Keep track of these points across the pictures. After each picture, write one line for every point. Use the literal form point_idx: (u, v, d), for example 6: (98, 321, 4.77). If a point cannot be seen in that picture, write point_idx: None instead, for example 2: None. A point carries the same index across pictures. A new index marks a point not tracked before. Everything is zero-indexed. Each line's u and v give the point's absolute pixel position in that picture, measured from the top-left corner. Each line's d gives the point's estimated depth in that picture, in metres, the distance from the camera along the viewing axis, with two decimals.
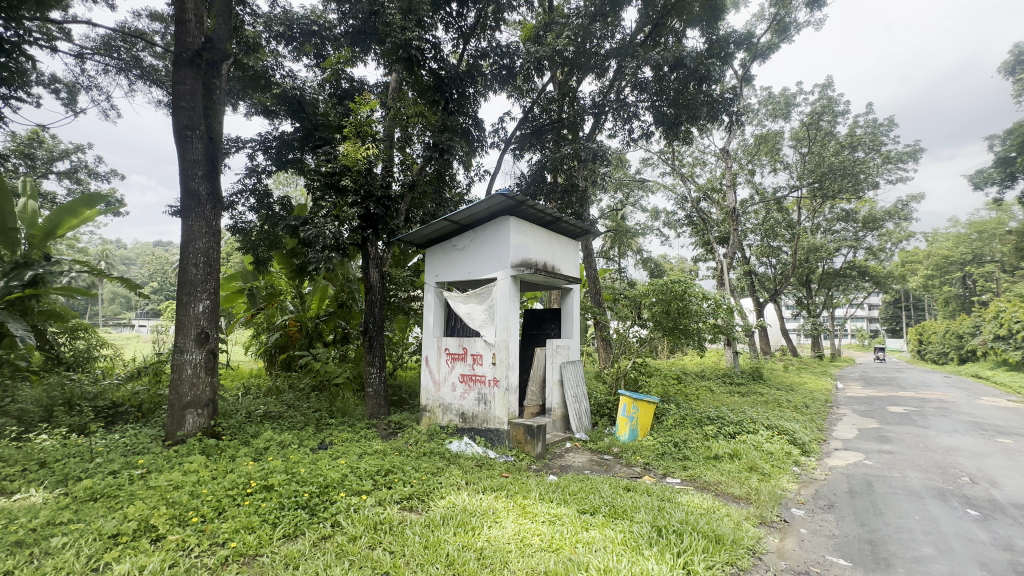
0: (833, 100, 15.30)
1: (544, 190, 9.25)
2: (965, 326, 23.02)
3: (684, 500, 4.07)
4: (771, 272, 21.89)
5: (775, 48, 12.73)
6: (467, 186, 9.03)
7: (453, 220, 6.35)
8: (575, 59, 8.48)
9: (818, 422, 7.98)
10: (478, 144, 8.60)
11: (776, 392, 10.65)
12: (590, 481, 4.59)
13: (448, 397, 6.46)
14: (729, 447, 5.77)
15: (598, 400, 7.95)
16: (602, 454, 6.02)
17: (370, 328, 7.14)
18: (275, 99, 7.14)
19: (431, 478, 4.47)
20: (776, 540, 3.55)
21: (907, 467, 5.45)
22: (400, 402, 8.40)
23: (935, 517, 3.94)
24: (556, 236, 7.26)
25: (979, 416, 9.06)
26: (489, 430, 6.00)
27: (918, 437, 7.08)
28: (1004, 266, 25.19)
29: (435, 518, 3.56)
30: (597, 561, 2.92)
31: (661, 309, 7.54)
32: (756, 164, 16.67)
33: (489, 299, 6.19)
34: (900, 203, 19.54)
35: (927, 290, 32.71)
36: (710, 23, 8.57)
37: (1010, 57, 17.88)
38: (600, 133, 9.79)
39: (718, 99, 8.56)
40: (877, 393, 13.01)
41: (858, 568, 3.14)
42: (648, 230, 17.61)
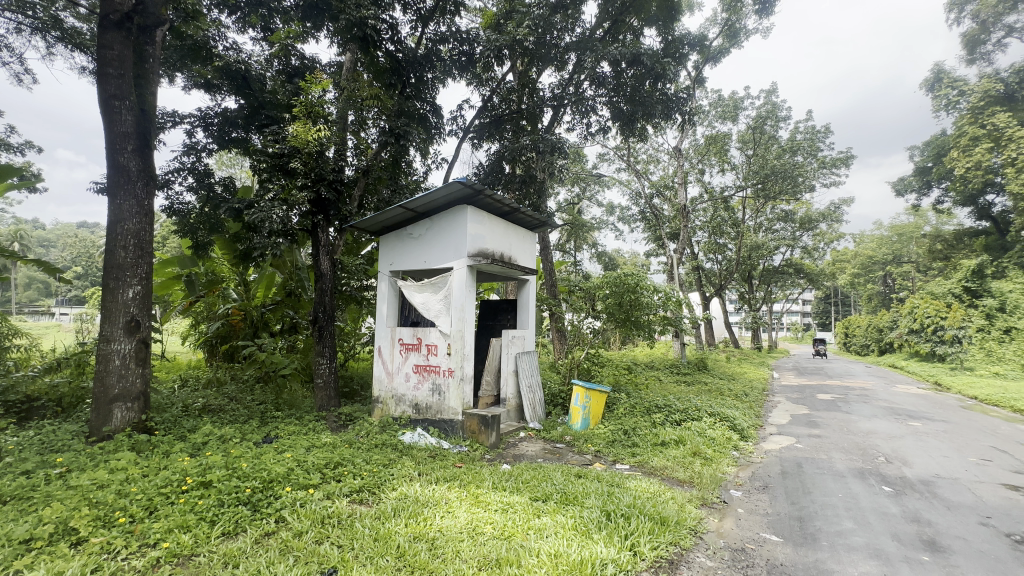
0: (777, 106, 16.16)
1: (502, 180, 9.20)
2: (884, 321, 25.22)
3: (632, 485, 4.22)
4: (717, 268, 22.99)
5: (726, 53, 13.25)
6: (423, 174, 8.92)
7: (409, 208, 6.18)
8: (535, 50, 8.50)
9: (755, 409, 8.52)
10: (436, 132, 8.47)
11: (719, 381, 11.25)
12: (543, 468, 4.67)
13: (401, 387, 6.36)
14: (674, 434, 6.03)
15: (552, 390, 8.09)
16: (555, 442, 6.13)
17: (320, 317, 6.87)
18: (216, 72, 6.67)
19: (383, 470, 4.39)
20: (715, 520, 3.75)
21: (833, 449, 5.91)
22: (352, 394, 8.19)
23: (855, 494, 4.29)
24: (513, 226, 7.25)
25: (894, 402, 9.98)
26: (443, 420, 5.96)
27: (842, 421, 7.71)
28: (919, 266, 27.71)
29: (386, 510, 3.50)
30: (548, 546, 2.97)
31: (614, 300, 7.72)
32: (705, 163, 17.36)
33: (445, 289, 6.11)
34: (833, 206, 20.93)
35: (854, 287, 35.43)
36: (666, 23, 8.80)
37: (930, 75, 19.55)
38: (559, 126, 9.83)
39: (673, 98, 8.82)
40: (808, 381, 14.02)
41: (787, 543, 3.37)
42: (603, 225, 17.93)
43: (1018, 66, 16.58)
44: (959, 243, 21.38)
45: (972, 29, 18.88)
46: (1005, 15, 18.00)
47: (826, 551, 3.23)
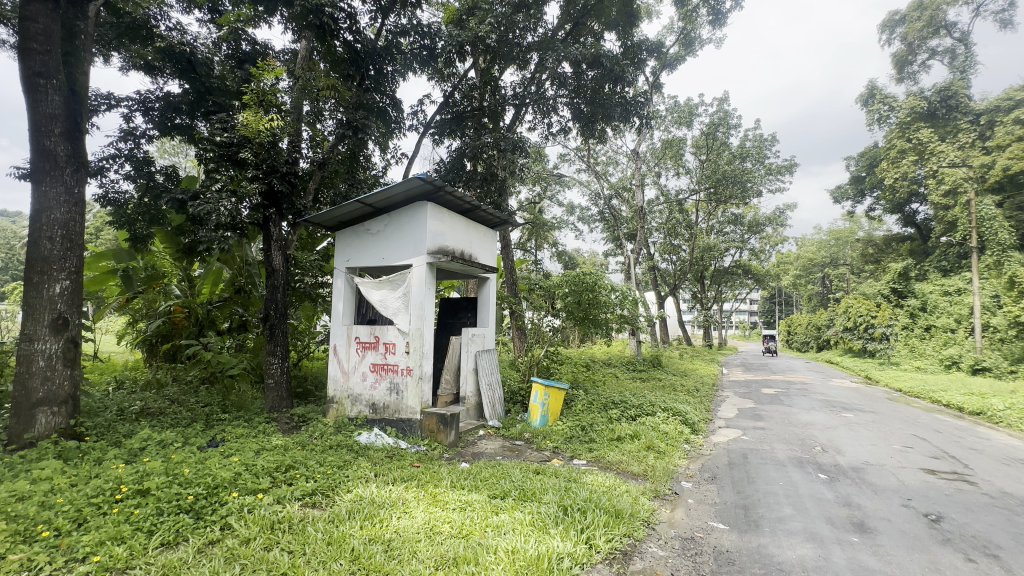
0: (728, 113, 16.89)
1: (463, 177, 9.13)
2: (822, 319, 26.96)
3: (589, 480, 4.30)
4: (672, 268, 23.82)
5: (682, 60, 13.72)
6: (383, 169, 8.75)
7: (366, 203, 6.02)
8: (497, 48, 8.49)
9: (706, 404, 8.90)
10: (395, 126, 8.32)
11: (673, 378, 11.69)
12: (502, 466, 4.68)
13: (358, 387, 6.20)
14: (630, 429, 6.19)
15: (512, 388, 8.13)
16: (514, 439, 6.17)
17: (272, 315, 6.58)
18: (158, 53, 6.25)
19: (337, 472, 4.27)
20: (667, 511, 3.89)
21: (775, 440, 6.26)
22: (306, 394, 7.91)
23: (794, 482, 4.57)
24: (473, 224, 7.21)
25: (830, 395, 10.70)
26: (400, 420, 5.86)
27: (784, 414, 8.19)
28: (853, 269, 29.80)
29: (340, 513, 3.41)
30: (506, 543, 2.98)
31: (573, 299, 7.84)
32: (662, 166, 17.92)
33: (404, 287, 6.00)
34: (778, 211, 22.08)
35: (796, 288, 37.65)
36: (626, 28, 9.02)
37: (864, 91, 21.03)
38: (520, 125, 9.85)
39: (631, 101, 9.05)
40: (754, 377, 14.81)
41: (733, 530, 3.54)
42: (564, 224, 18.12)
43: (940, 86, 18.11)
44: (888, 248, 23.13)
45: (901, 50, 20.43)
46: (929, 39, 19.63)
47: (768, 536, 3.41)
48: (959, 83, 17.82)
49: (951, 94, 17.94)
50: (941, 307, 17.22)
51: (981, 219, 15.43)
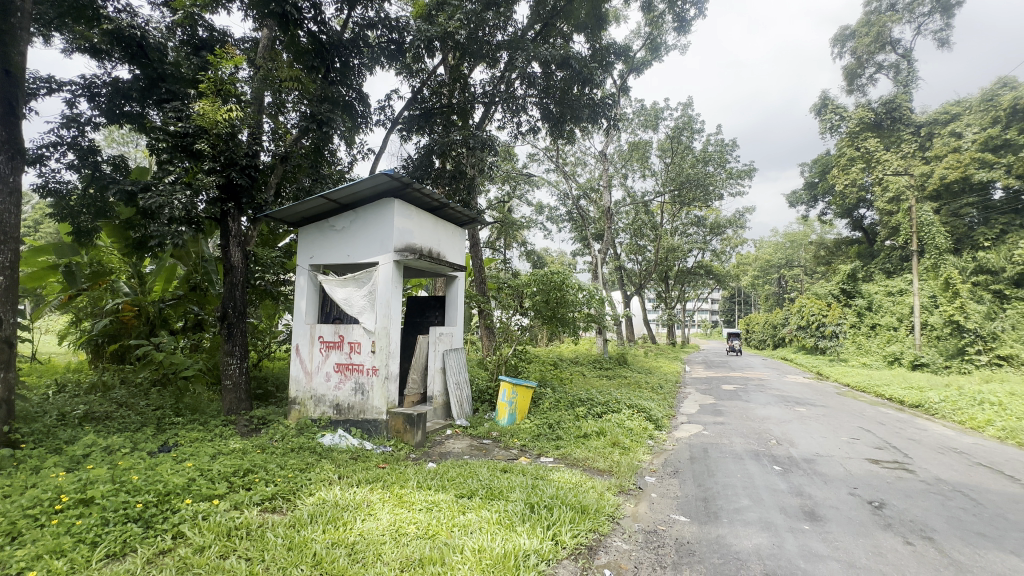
0: (692, 118, 17.37)
1: (432, 175, 9.04)
2: (778, 318, 28.19)
3: (556, 477, 4.34)
4: (638, 268, 24.34)
5: (648, 65, 14.03)
6: (348, 164, 8.57)
7: (331, 199, 5.87)
8: (466, 45, 8.43)
9: (669, 400, 9.14)
10: (362, 121, 8.15)
11: (638, 375, 11.95)
12: (469, 465, 4.66)
13: (321, 387, 6.04)
14: (596, 426, 6.29)
15: (479, 387, 8.10)
16: (482, 438, 6.15)
17: (229, 313, 6.32)
18: (104, 35, 5.84)
19: (299, 475, 4.14)
20: (631, 506, 3.98)
21: (733, 434, 6.50)
22: (266, 395, 7.64)
23: (751, 474, 4.76)
24: (441, 222, 7.14)
25: (784, 390, 11.19)
26: (366, 420, 5.74)
27: (742, 409, 8.52)
28: (806, 270, 31.30)
29: (301, 517, 3.31)
30: (472, 542, 2.97)
31: (541, 297, 7.89)
32: (628, 168, 18.26)
33: (369, 284, 5.88)
34: (738, 213, 22.89)
35: (754, 288, 39.20)
36: (594, 31, 9.17)
37: (818, 101, 22.10)
38: (489, 123, 9.82)
39: (600, 104, 9.17)
40: (715, 374, 15.34)
41: (693, 522, 3.65)
42: (532, 224, 18.20)
43: (885, 98, 19.25)
44: (838, 250, 24.42)
45: (851, 63, 21.57)
46: (876, 54, 20.81)
47: (726, 527, 3.53)
48: (903, 96, 18.99)
49: (895, 106, 19.11)
50: (884, 307, 18.39)
51: (921, 224, 16.50)
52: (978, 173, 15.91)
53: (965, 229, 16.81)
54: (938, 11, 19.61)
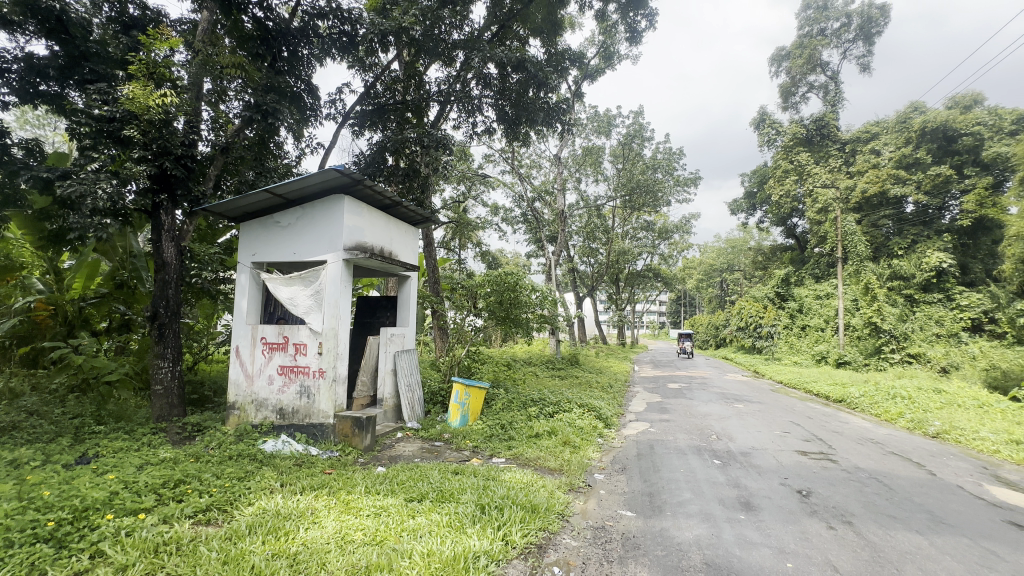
0: (643, 126, 17.95)
1: (384, 172, 8.82)
2: (720, 320, 29.73)
3: (507, 477, 4.36)
4: (590, 270, 24.87)
5: (602, 72, 14.40)
6: (296, 158, 8.25)
7: (276, 193, 5.60)
8: (422, 42, 8.29)
9: (618, 399, 9.40)
10: (310, 113, 7.85)
11: (589, 375, 12.21)
12: (419, 468, 4.58)
13: (263, 391, 5.75)
14: (547, 425, 6.38)
15: (431, 389, 8.00)
16: (434, 440, 6.07)
17: (161, 313, 5.88)
18: (17, 5, 5.23)
19: (237, 484, 3.92)
20: (581, 503, 4.06)
21: (678, 431, 6.78)
22: (202, 400, 7.18)
23: (693, 468, 4.98)
24: (394, 220, 6.99)
25: (724, 388, 11.80)
26: (311, 425, 5.52)
27: (686, 406, 8.91)
28: (745, 274, 33.22)
29: (239, 529, 3.13)
30: (421, 546, 2.92)
31: (494, 298, 7.89)
32: (581, 173, 18.59)
33: (316, 284, 5.67)
34: (684, 219, 23.92)
35: (698, 290, 41.13)
36: (550, 36, 9.31)
37: (756, 116, 23.51)
38: (444, 123, 9.73)
39: (554, 107, 9.28)
40: (662, 373, 15.93)
41: (639, 516, 3.77)
42: (487, 224, 18.17)
43: (816, 116, 20.77)
44: (773, 256, 26.08)
45: (786, 82, 23.10)
46: (808, 75, 22.40)
47: (669, 519, 3.68)
48: (831, 115, 20.57)
49: (824, 124, 20.66)
50: (813, 309, 19.82)
51: (845, 233, 17.92)
52: (893, 188, 17.48)
53: (882, 238, 18.41)
54: (861, 38, 21.41)
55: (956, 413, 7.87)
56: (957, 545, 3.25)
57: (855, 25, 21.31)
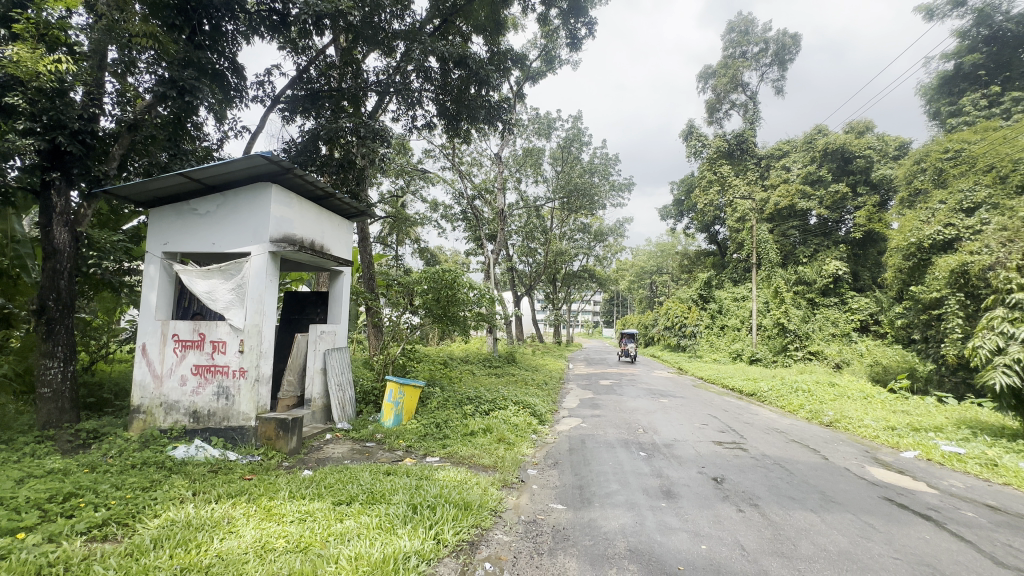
0: (581, 131, 18.44)
1: (317, 162, 8.40)
2: (649, 319, 31.32)
3: (441, 476, 4.33)
4: (529, 269, 25.20)
5: (543, 75, 14.64)
6: (218, 142, 7.67)
7: (192, 177, 5.15)
8: (360, 28, 8.02)
9: (552, 396, 9.63)
10: (235, 94, 7.33)
11: (525, 373, 12.39)
12: (349, 470, 4.43)
13: (174, 393, 5.28)
14: (483, 423, 6.40)
15: (363, 388, 7.75)
16: (365, 441, 5.89)
17: (50, 306, 5.23)
18: None
19: (140, 495, 3.57)
20: (514, 498, 4.12)
21: (608, 426, 7.06)
22: (100, 404, 6.44)
23: (620, 461, 5.22)
24: (326, 212, 6.68)
25: (651, 384, 12.45)
26: (230, 429, 5.16)
27: (616, 402, 9.29)
28: (673, 277, 35.27)
29: (143, 543, 2.86)
30: (349, 550, 2.83)
31: (431, 296, 7.77)
32: (522, 173, 18.77)
33: (239, 277, 5.31)
34: (618, 223, 24.91)
35: (630, 291, 42.98)
36: (492, 34, 9.29)
37: (685, 128, 24.97)
38: (382, 114, 9.44)
39: (496, 106, 9.27)
40: (594, 370, 16.51)
41: (569, 509, 3.90)
42: (426, 221, 17.86)
43: (736, 132, 22.43)
44: (698, 260, 27.93)
45: (711, 98, 24.73)
46: (731, 93, 24.13)
47: (597, 510, 3.83)
48: (749, 132, 22.30)
49: (743, 140, 22.35)
50: (731, 310, 21.42)
51: (760, 242, 19.54)
52: (800, 202, 19.32)
53: (790, 247, 20.27)
54: (776, 63, 23.41)
55: (846, 404, 8.85)
56: (843, 520, 3.67)
57: (772, 51, 23.27)
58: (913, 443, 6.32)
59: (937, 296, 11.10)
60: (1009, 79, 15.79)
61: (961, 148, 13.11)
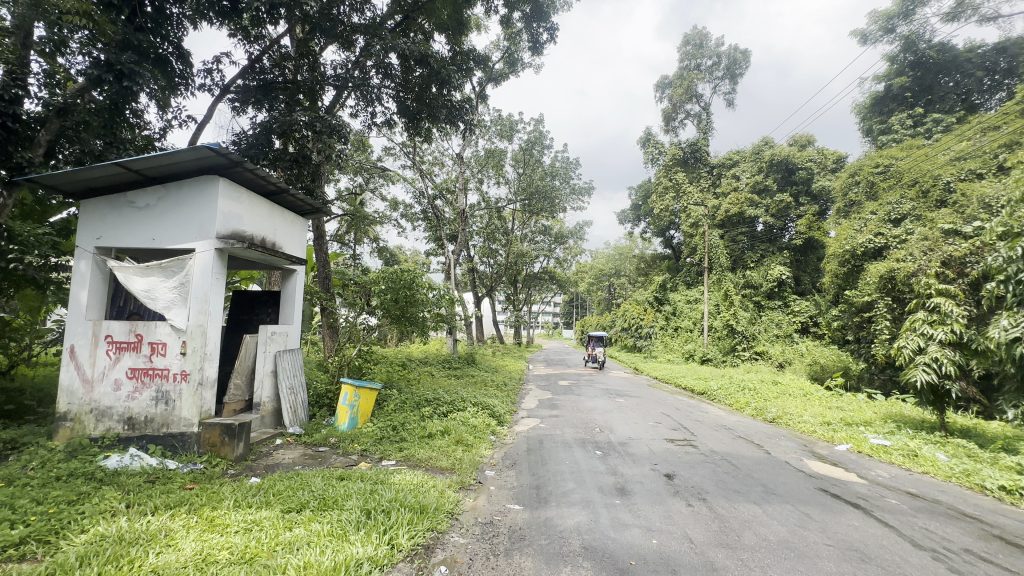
0: (542, 134, 18.61)
1: (269, 156, 8.07)
2: (607, 321, 32.00)
3: (397, 479, 4.25)
4: (489, 270, 25.15)
5: (506, 77, 14.67)
6: (160, 130, 7.26)
7: (130, 169, 4.81)
8: (318, 20, 7.79)
9: (511, 397, 9.65)
10: (179, 81, 6.92)
11: (484, 374, 12.37)
12: (300, 476, 4.27)
13: (106, 399, 4.92)
14: (441, 425, 6.33)
15: (317, 391, 7.49)
16: (318, 446, 5.70)
17: None
18: None
19: (65, 510, 3.30)
20: (471, 500, 4.11)
21: (566, 425, 7.16)
22: (20, 412, 5.91)
23: (577, 460, 5.31)
24: (278, 208, 6.41)
25: (609, 384, 12.71)
26: (170, 435, 4.86)
27: (574, 402, 9.44)
28: (630, 280, 36.20)
29: (67, 562, 2.65)
30: (297, 559, 2.72)
31: (389, 297, 7.61)
32: (484, 174, 18.74)
33: (182, 275, 5.02)
34: (578, 226, 25.32)
35: (590, 293, 43.73)
36: (454, 34, 9.21)
37: (643, 135, 25.73)
38: (340, 109, 9.18)
39: (457, 106, 9.20)
40: (553, 371, 16.68)
41: (525, 509, 3.92)
42: (386, 219, 17.49)
43: (690, 140, 23.31)
44: (654, 263, 28.81)
45: (668, 107, 25.60)
46: (686, 103, 25.08)
47: (553, 509, 3.88)
48: (702, 141, 23.23)
49: (697, 149, 23.28)
50: (684, 312, 22.22)
51: (711, 247, 20.38)
52: (749, 209, 20.30)
53: (739, 252, 21.26)
54: (728, 77, 24.53)
55: (787, 401, 9.37)
56: (783, 511, 3.89)
57: (724, 65, 24.37)
58: (846, 437, 6.77)
59: (868, 300, 11.94)
60: (931, 102, 17.23)
61: (890, 164, 14.20)
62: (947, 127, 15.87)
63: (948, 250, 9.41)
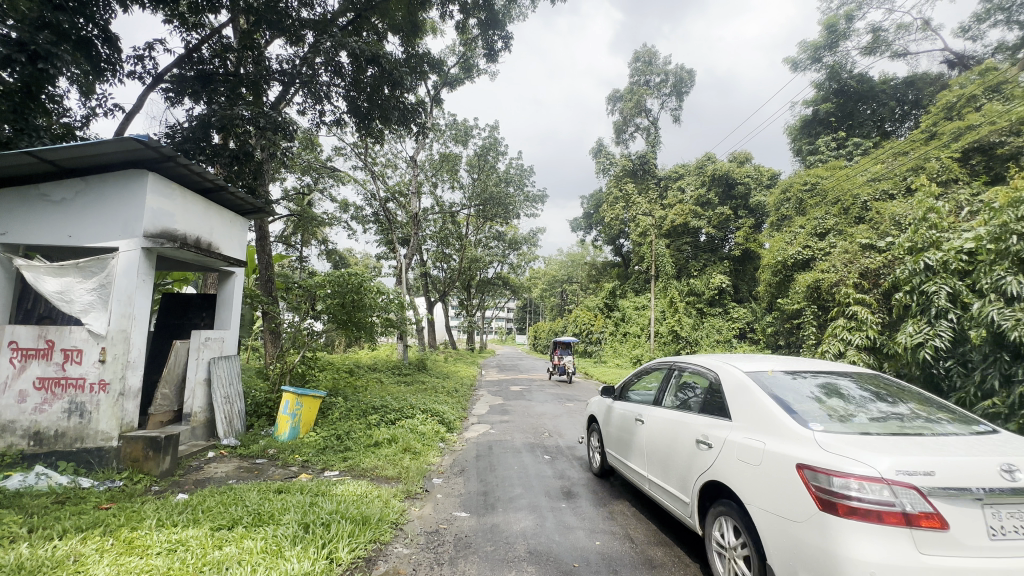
0: (497, 141, 18.72)
1: (206, 151, 7.61)
2: (559, 327, 32.51)
3: (339, 490, 4.10)
4: (442, 275, 24.91)
5: (461, 82, 14.66)
6: (82, 118, 6.70)
7: (44, 159, 4.40)
8: (263, 12, 7.47)
9: (462, 403, 9.57)
10: (105, 66, 6.41)
11: (435, 380, 12.19)
12: (233, 490, 4.02)
13: (8, 412, 4.43)
14: (388, 433, 6.18)
15: (255, 400, 7.10)
16: (254, 457, 5.39)
17: None
18: None
19: None
20: (417, 509, 4.03)
21: (516, 431, 7.18)
22: None
23: (525, 465, 5.33)
24: (215, 206, 6.05)
25: (559, 388, 12.89)
26: (85, 451, 4.45)
27: (525, 407, 9.48)
28: (582, 286, 36.98)
29: None
30: None
31: (335, 301, 7.35)
32: (438, 178, 18.60)
33: (102, 276, 4.63)
34: (532, 232, 25.61)
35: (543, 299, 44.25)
36: (408, 36, 9.11)
37: (595, 145, 26.50)
38: (286, 106, 8.82)
39: (410, 108, 9.08)
40: (505, 377, 16.70)
41: (473, 515, 3.89)
42: (335, 221, 16.96)
43: (639, 153, 24.23)
44: (604, 271, 29.62)
45: (618, 120, 26.53)
46: (635, 117, 26.09)
47: (500, 515, 3.87)
48: (651, 154, 24.20)
49: (645, 161, 24.23)
50: (632, 318, 22.96)
51: (658, 255, 21.22)
52: (693, 221, 21.33)
53: (683, 261, 22.26)
54: (674, 94, 25.75)
55: None
56: None
57: (671, 82, 25.57)
58: None
59: (797, 307, 12.83)
60: (852, 127, 18.85)
61: (816, 182, 15.40)
62: (865, 151, 17.43)
63: (864, 262, 10.32)
